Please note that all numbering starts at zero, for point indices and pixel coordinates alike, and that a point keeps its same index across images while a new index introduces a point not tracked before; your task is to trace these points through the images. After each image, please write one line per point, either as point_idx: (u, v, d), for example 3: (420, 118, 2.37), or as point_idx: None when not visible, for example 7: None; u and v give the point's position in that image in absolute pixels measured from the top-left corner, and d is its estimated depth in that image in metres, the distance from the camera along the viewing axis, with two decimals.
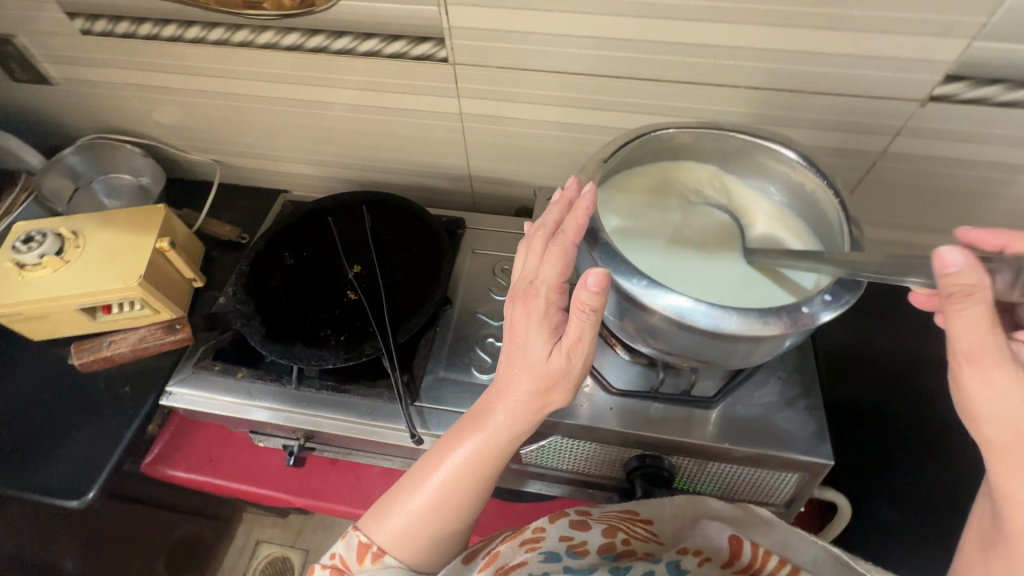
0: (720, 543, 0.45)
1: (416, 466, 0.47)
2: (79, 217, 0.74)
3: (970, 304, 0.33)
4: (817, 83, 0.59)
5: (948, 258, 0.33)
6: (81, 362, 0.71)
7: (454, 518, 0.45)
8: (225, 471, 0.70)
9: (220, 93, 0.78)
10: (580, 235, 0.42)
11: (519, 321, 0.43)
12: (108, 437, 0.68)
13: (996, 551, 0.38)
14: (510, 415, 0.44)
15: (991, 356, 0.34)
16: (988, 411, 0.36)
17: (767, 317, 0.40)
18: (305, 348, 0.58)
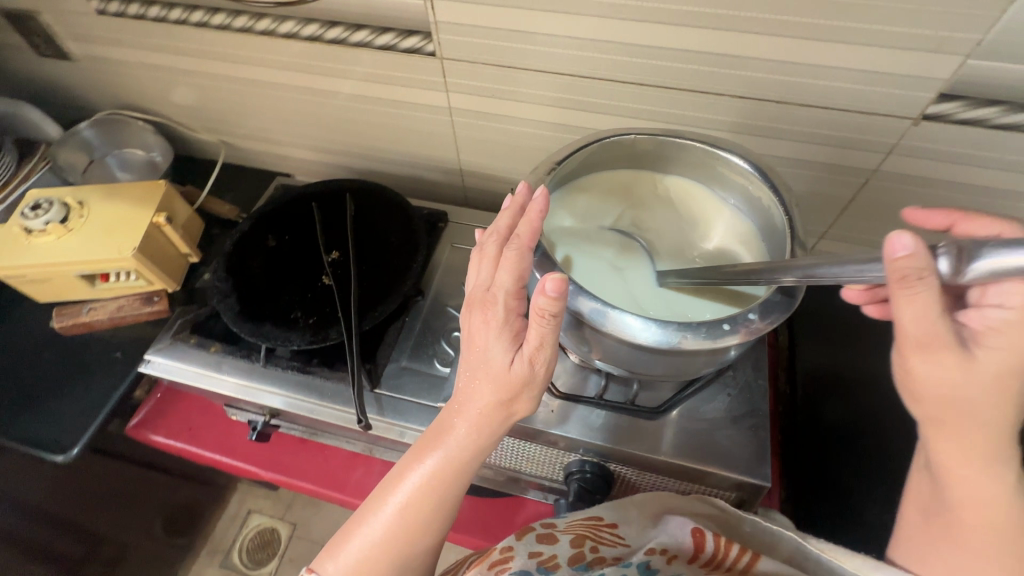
0: (683, 539, 0.45)
1: (375, 489, 0.45)
2: (86, 188, 0.78)
3: (921, 289, 0.30)
4: (807, 95, 0.57)
5: (899, 242, 0.29)
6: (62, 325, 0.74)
7: (417, 540, 0.43)
8: (202, 440, 0.74)
9: (224, 76, 0.81)
10: (533, 237, 0.42)
11: (478, 331, 0.42)
12: (96, 398, 0.72)
13: (940, 521, 0.38)
14: (473, 427, 0.43)
15: (937, 338, 0.32)
16: (934, 390, 0.34)
17: (685, 331, 0.41)
18: (274, 328, 0.60)
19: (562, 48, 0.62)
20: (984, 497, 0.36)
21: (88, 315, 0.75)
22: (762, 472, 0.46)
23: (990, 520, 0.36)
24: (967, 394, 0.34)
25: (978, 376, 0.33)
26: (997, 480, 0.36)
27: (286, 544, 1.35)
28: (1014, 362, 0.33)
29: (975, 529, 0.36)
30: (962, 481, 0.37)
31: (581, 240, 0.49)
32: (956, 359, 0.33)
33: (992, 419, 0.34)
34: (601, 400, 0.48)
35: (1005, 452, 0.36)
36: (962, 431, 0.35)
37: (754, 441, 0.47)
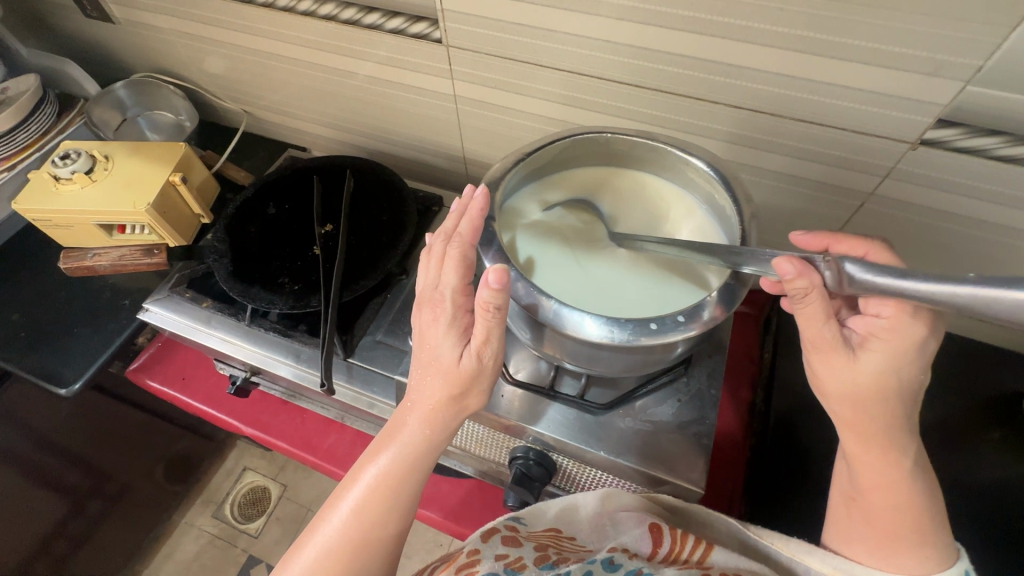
0: (642, 535, 0.45)
1: (332, 492, 0.45)
2: (114, 144, 0.83)
3: (810, 302, 0.38)
4: (804, 110, 0.56)
5: (785, 268, 0.37)
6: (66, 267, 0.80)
7: (375, 542, 0.43)
8: (192, 390, 0.78)
9: (248, 48, 0.84)
10: (474, 235, 0.44)
11: (428, 328, 0.44)
12: (100, 340, 0.77)
13: (857, 506, 0.45)
14: (424, 423, 0.44)
15: (827, 341, 0.40)
16: (834, 387, 0.42)
17: (613, 326, 0.39)
18: (260, 290, 0.63)
19: (562, 45, 0.62)
20: (884, 478, 0.43)
21: (91, 261, 0.80)
22: (695, 476, 0.47)
23: (890, 497, 0.43)
24: (858, 391, 0.41)
25: (865, 375, 0.41)
26: (893, 464, 0.43)
27: (276, 504, 1.40)
28: (892, 364, 0.40)
29: (881, 507, 0.43)
30: (867, 466, 0.44)
31: (540, 229, 0.51)
32: (845, 359, 0.41)
33: (882, 412, 0.42)
34: (551, 391, 0.50)
35: (900, 440, 0.43)
36: (860, 423, 0.42)
37: (695, 449, 0.48)
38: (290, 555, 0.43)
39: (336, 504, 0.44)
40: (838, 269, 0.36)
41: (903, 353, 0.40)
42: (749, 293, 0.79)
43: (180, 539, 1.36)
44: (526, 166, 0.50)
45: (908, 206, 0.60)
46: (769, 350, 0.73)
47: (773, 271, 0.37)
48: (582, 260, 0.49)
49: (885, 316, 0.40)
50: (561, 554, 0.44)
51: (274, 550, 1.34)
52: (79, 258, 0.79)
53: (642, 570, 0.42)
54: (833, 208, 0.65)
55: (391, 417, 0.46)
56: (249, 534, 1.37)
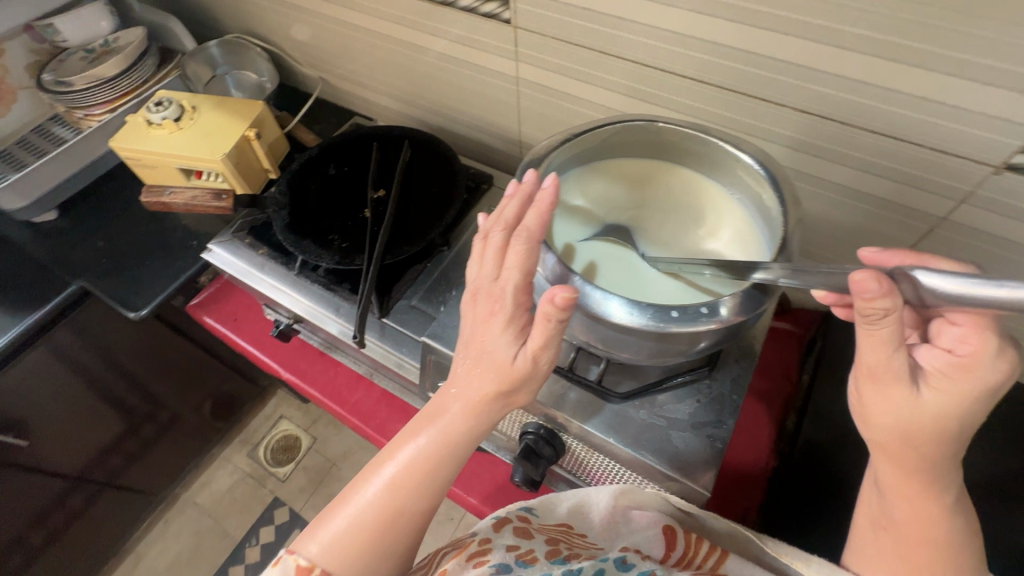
0: (656, 539, 0.46)
1: (367, 465, 0.47)
2: (202, 96, 0.90)
3: (883, 327, 0.34)
4: (876, 121, 0.53)
5: (865, 284, 0.32)
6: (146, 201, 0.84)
7: (406, 522, 0.44)
8: (242, 331, 0.84)
9: (330, 17, 0.89)
10: (541, 230, 0.44)
11: (484, 322, 0.44)
12: (169, 273, 0.84)
13: (889, 532, 0.43)
14: (468, 412, 0.45)
15: (890, 371, 0.36)
16: (883, 421, 0.38)
17: (633, 308, 0.40)
18: (311, 243, 0.66)
19: (629, 33, 0.61)
20: (922, 514, 0.41)
21: (168, 198, 0.84)
22: (703, 479, 0.45)
23: (922, 531, 0.41)
24: (910, 426, 0.38)
25: (928, 411, 0.37)
26: (929, 495, 0.41)
27: (304, 454, 1.48)
28: (958, 405, 0.36)
29: (912, 538, 0.42)
30: (900, 497, 0.42)
31: (576, 211, 0.52)
32: (908, 395, 0.37)
33: (932, 448, 0.39)
34: (570, 372, 0.50)
35: (943, 475, 0.40)
36: (905, 456, 0.40)
37: (708, 450, 0.47)
38: (317, 522, 0.45)
39: (373, 477, 0.46)
40: (912, 282, 0.31)
41: (971, 392, 0.36)
42: (796, 312, 0.75)
43: (217, 471, 1.47)
44: (575, 146, 0.50)
45: (981, 237, 0.56)
46: (809, 373, 0.70)
47: (847, 287, 0.33)
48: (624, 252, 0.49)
49: (962, 353, 0.36)
50: (572, 550, 0.44)
51: (298, 496, 1.42)
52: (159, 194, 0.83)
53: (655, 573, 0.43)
54: (898, 230, 0.61)
55: (434, 400, 0.48)
56: (278, 477, 1.45)
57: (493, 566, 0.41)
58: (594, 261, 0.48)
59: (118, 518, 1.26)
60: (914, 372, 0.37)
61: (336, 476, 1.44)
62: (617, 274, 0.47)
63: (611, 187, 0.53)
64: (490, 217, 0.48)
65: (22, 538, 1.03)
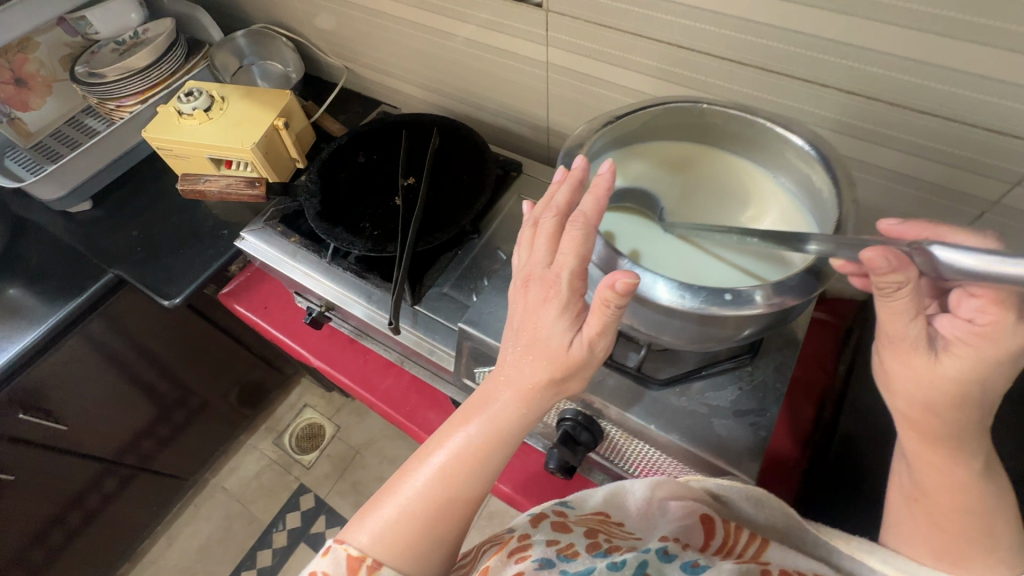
0: (694, 526, 0.46)
1: (419, 452, 0.48)
2: (230, 86, 0.91)
3: (898, 298, 0.33)
4: (927, 100, 0.51)
5: (876, 259, 0.31)
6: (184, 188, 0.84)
7: (459, 507, 0.45)
8: (273, 319, 0.85)
9: (357, 5, 0.89)
10: (597, 216, 0.43)
11: (537, 309, 0.44)
12: (201, 262, 0.85)
13: (919, 504, 0.42)
14: (519, 398, 0.45)
15: (906, 339, 0.35)
16: (904, 388, 0.37)
17: (686, 293, 0.39)
18: (343, 231, 0.67)
19: (665, 14, 0.60)
20: (947, 481, 0.40)
21: (204, 185, 0.85)
22: (747, 468, 0.45)
23: (951, 502, 0.40)
24: (931, 393, 0.37)
25: (952, 377, 0.36)
26: (958, 458, 0.39)
27: (329, 442, 1.50)
28: (979, 371, 0.35)
29: (943, 508, 0.41)
30: (926, 466, 0.41)
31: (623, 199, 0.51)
32: (927, 361, 0.36)
33: (957, 416, 0.37)
34: (609, 359, 0.50)
35: (970, 443, 0.39)
36: (928, 424, 0.38)
37: (752, 439, 0.46)
38: (372, 507, 0.46)
39: (423, 464, 0.47)
40: (928, 256, 0.30)
41: (995, 359, 0.34)
42: (832, 301, 0.73)
43: (244, 458, 1.49)
44: (615, 131, 0.49)
45: None
46: (845, 363, 0.68)
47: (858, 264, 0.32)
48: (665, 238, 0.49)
49: (983, 319, 0.34)
50: (611, 541, 0.45)
51: (322, 483, 1.44)
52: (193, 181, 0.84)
53: (699, 562, 0.43)
54: (944, 215, 0.59)
55: (484, 387, 0.48)
56: (303, 464, 1.47)
57: (536, 561, 0.42)
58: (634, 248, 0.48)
59: (150, 502, 1.30)
60: (932, 340, 0.36)
61: (360, 464, 1.46)
62: (656, 259, 0.47)
63: (653, 170, 0.52)
64: (540, 206, 0.48)
65: (60, 518, 1.07)
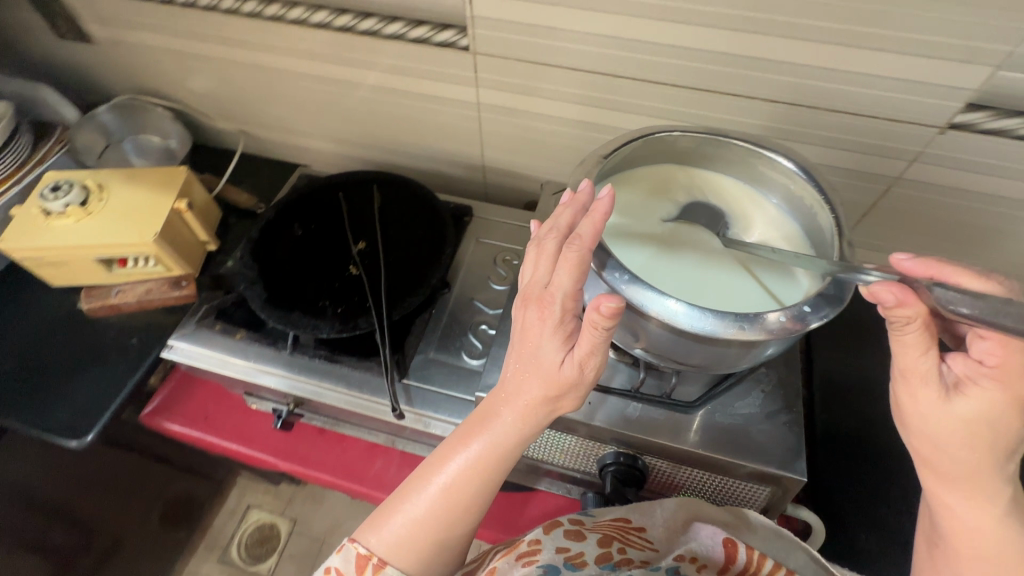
0: (715, 548, 0.44)
1: (420, 468, 0.45)
2: (107, 172, 0.77)
3: (908, 331, 0.35)
4: (835, 100, 0.59)
5: (881, 294, 0.35)
6: (90, 307, 0.75)
7: (458, 524, 0.44)
8: (218, 429, 0.73)
9: (250, 64, 0.81)
10: (595, 239, 0.40)
11: (532, 326, 0.42)
12: (111, 384, 0.70)
13: (939, 549, 0.41)
14: (519, 420, 0.43)
15: (916, 373, 0.37)
16: (916, 424, 0.39)
17: (743, 322, 0.38)
18: (302, 316, 0.59)
19: (596, 47, 0.63)
20: (974, 527, 0.39)
21: (116, 298, 0.76)
22: (795, 467, 0.46)
23: (974, 555, 0.39)
24: (943, 432, 0.38)
25: (964, 418, 0.37)
26: (980, 506, 0.39)
27: (286, 540, 1.33)
28: (993, 411, 0.36)
29: (962, 553, 0.39)
30: (947, 509, 0.40)
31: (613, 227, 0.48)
32: (936, 398, 0.37)
33: (973, 458, 0.38)
34: (636, 393, 0.49)
35: (993, 488, 0.38)
36: (942, 463, 0.39)
37: (789, 437, 0.48)
38: (377, 518, 0.45)
39: (423, 483, 0.44)
40: (930, 295, 0.34)
41: (1005, 400, 0.36)
42: None
43: None
44: (604, 170, 0.48)
45: (932, 188, 0.63)
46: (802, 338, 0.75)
47: (868, 295, 0.36)
48: (679, 262, 0.46)
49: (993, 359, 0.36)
50: (624, 554, 0.44)
51: None
52: (103, 296, 0.75)
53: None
54: (860, 193, 0.67)
55: (486, 405, 0.45)
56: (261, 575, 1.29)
57: (542, 567, 0.42)
58: (653, 278, 0.45)
59: None
60: (946, 378, 0.38)
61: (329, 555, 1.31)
62: (678, 286, 0.45)
63: (639, 200, 0.51)
64: (542, 226, 0.46)
65: None
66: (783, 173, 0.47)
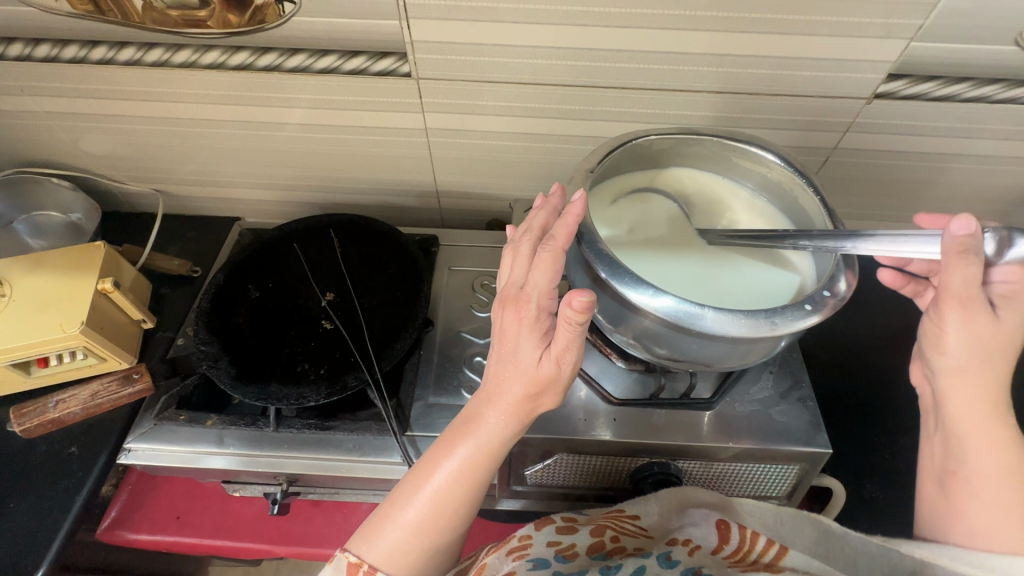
0: (709, 531, 0.45)
1: (408, 476, 0.43)
2: (3, 262, 0.66)
3: (970, 264, 0.35)
4: (775, 85, 0.62)
5: (961, 224, 0.34)
6: (23, 428, 0.62)
7: (449, 531, 0.41)
8: (195, 527, 0.65)
9: (160, 118, 0.73)
10: (569, 240, 0.39)
11: (509, 326, 0.40)
12: (53, 506, 0.60)
13: (958, 479, 0.42)
14: (505, 420, 0.41)
15: (973, 299, 0.38)
16: (958, 344, 0.40)
17: (773, 318, 0.38)
18: (281, 386, 0.54)
19: (544, 59, 0.62)
20: (1000, 447, 0.41)
21: (56, 411, 0.63)
22: (818, 440, 0.48)
23: (999, 480, 0.40)
24: (983, 350, 0.40)
25: (997, 338, 0.40)
26: (998, 427, 0.41)
27: None
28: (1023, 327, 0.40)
29: (988, 479, 0.41)
30: (976, 432, 0.41)
31: (609, 238, 0.48)
32: (986, 320, 0.39)
33: (1000, 375, 0.41)
34: (658, 400, 0.49)
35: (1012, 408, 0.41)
36: (977, 382, 0.41)
37: (805, 412, 0.50)
38: (367, 529, 0.42)
39: (413, 493, 0.42)
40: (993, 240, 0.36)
41: None
42: None
43: None
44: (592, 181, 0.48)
45: (867, 153, 0.68)
46: None
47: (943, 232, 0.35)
48: (679, 264, 0.47)
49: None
50: (617, 544, 0.45)
51: None
52: (40, 412, 0.62)
53: (702, 570, 0.44)
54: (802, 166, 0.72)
55: (469, 406, 0.43)
56: None
57: (535, 562, 0.42)
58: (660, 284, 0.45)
59: None
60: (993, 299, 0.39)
61: None
62: (685, 289, 0.45)
63: (625, 206, 0.51)
64: (515, 230, 0.44)
65: None
66: (759, 163, 0.48)
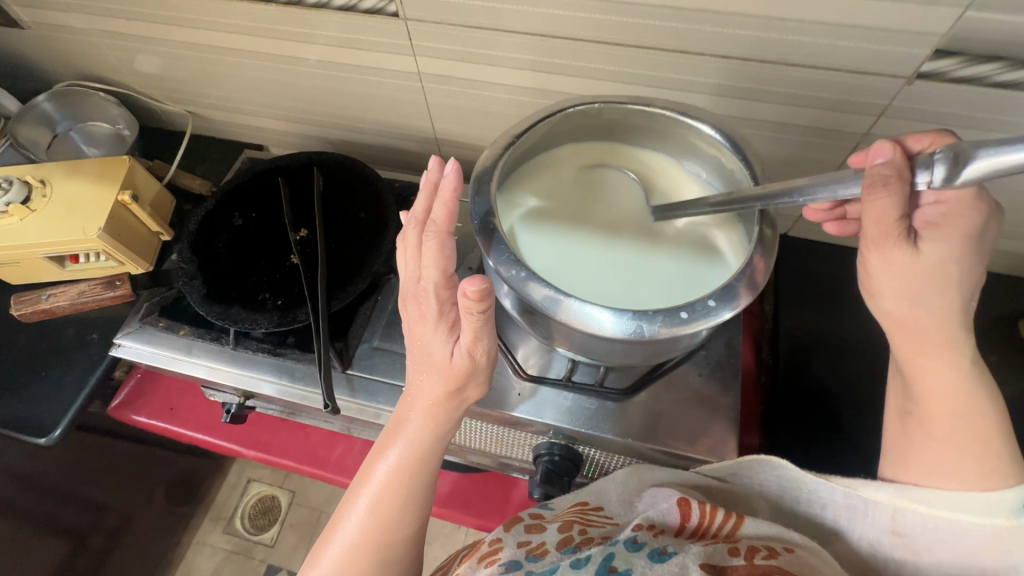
0: (669, 509, 0.43)
1: (347, 490, 0.45)
2: (49, 165, 0.75)
3: (883, 192, 0.34)
4: (794, 53, 0.53)
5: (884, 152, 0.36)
6: (20, 313, 0.70)
7: (394, 541, 0.43)
8: (184, 419, 0.74)
9: (183, 43, 0.76)
10: (450, 221, 0.39)
11: (416, 324, 0.41)
12: (74, 380, 0.71)
13: (913, 419, 0.43)
14: (428, 418, 0.43)
15: (886, 237, 0.38)
16: (887, 284, 0.40)
17: (641, 319, 0.38)
18: (241, 310, 0.58)
19: (532, 7, 0.57)
20: (947, 384, 0.41)
21: (48, 302, 0.71)
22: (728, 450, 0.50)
23: (953, 419, 0.40)
24: (910, 283, 0.40)
25: (921, 272, 0.39)
26: (950, 363, 0.41)
27: (286, 511, 1.34)
28: (953, 248, 0.38)
29: (933, 413, 0.41)
30: (925, 372, 0.42)
31: (533, 214, 0.50)
32: (906, 256, 0.39)
33: (941, 310, 0.40)
34: (568, 381, 0.50)
35: (961, 339, 0.41)
36: (911, 320, 0.41)
37: (722, 423, 0.51)
38: (317, 549, 0.44)
39: (355, 504, 0.44)
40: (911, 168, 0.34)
41: (960, 237, 0.38)
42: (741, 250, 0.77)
43: (193, 560, 1.29)
44: (518, 149, 0.48)
45: None
46: (769, 302, 0.72)
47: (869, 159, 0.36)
48: (587, 243, 0.49)
49: (946, 200, 0.39)
50: (585, 533, 0.43)
51: (293, 556, 1.29)
52: (33, 300, 0.70)
53: (666, 549, 0.39)
54: (823, 151, 0.64)
55: (398, 409, 0.45)
56: (265, 543, 1.31)
57: (503, 562, 0.40)
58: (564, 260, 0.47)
59: None
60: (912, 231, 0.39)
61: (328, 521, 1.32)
62: (585, 267, 0.47)
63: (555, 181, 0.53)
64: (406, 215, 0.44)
65: None
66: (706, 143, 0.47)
